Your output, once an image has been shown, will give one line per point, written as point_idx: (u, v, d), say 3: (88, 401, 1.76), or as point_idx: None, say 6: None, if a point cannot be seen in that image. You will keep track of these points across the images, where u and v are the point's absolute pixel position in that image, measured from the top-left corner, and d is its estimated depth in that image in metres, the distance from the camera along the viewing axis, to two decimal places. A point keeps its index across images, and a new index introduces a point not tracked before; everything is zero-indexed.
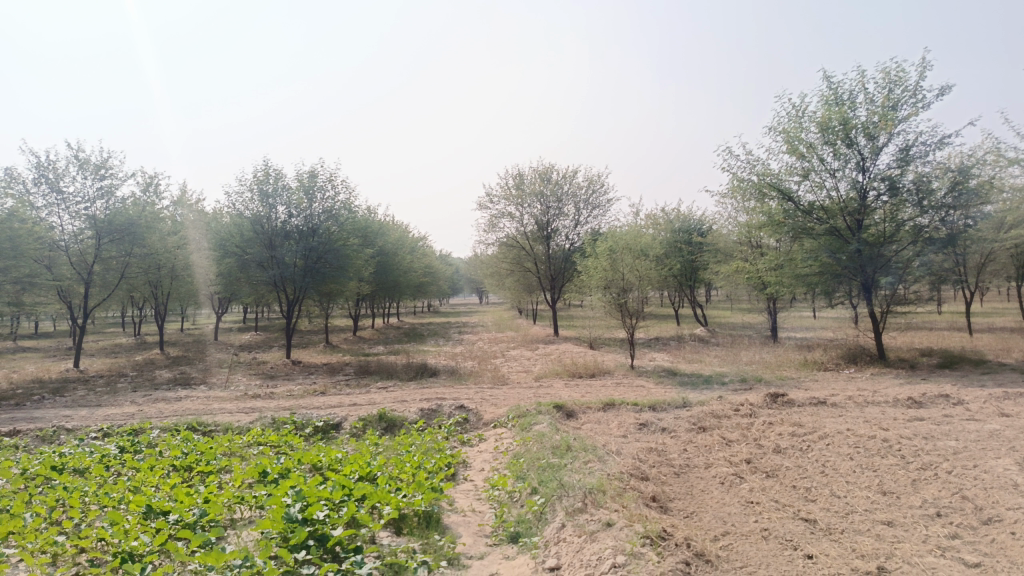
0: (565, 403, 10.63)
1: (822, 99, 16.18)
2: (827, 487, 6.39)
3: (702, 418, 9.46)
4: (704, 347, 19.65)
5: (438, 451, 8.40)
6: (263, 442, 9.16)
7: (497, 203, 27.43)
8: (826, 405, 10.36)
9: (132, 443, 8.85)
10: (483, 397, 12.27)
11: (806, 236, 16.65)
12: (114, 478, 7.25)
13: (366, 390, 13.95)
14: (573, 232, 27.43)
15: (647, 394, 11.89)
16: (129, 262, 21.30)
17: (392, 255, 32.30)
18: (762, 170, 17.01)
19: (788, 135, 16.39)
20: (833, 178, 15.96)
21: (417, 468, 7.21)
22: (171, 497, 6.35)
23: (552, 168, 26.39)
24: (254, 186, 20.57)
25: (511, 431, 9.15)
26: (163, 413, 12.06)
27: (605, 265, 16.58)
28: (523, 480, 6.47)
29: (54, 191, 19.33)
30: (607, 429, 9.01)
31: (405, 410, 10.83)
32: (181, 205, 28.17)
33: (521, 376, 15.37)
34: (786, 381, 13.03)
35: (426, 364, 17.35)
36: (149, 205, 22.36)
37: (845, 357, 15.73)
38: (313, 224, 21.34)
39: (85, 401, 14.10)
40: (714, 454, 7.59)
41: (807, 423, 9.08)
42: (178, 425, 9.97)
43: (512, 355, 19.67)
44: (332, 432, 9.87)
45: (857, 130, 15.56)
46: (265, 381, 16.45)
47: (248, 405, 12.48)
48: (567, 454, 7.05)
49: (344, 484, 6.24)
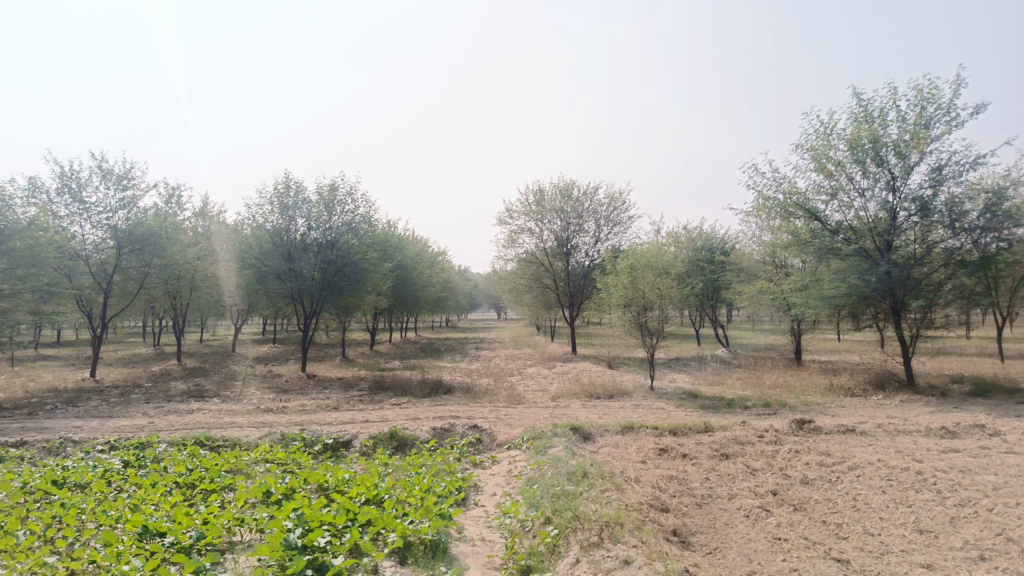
0: (582, 425, 10.30)
1: (852, 116, 15.80)
2: (860, 524, 6.00)
3: (725, 444, 9.08)
4: (726, 369, 19.21)
5: (449, 473, 8.10)
6: (270, 460, 8.93)
7: (517, 218, 27.23)
8: (855, 433, 9.93)
9: (137, 457, 8.64)
10: (498, 416, 11.96)
11: (833, 256, 16.21)
12: (114, 494, 7.03)
13: (380, 406, 13.70)
14: (593, 249, 27.10)
15: (667, 417, 11.51)
16: (148, 272, 21.32)
17: (411, 269, 32.18)
18: (788, 189, 16.64)
19: (816, 153, 16.02)
20: (862, 197, 15.55)
21: (426, 492, 6.92)
22: (169, 518, 6.12)
23: (573, 184, 26.15)
24: (274, 199, 20.56)
25: (526, 454, 8.84)
26: (173, 426, 11.89)
27: (625, 283, 16.25)
28: (535, 509, 6.14)
29: (76, 201, 19.42)
30: (625, 454, 8.67)
31: (417, 429, 10.56)
32: (203, 217, 28.29)
33: (537, 395, 15.04)
34: (811, 407, 12.59)
35: (441, 381, 17.07)
36: (170, 216, 22.42)
37: (873, 382, 15.22)
38: (332, 237, 21.25)
39: (97, 411, 13.99)
40: (738, 484, 7.23)
41: (836, 453, 8.67)
42: (186, 439, 9.77)
43: (529, 373, 19.35)
44: (341, 450, 9.61)
45: (888, 149, 15.17)
46: (279, 395, 16.27)
47: (260, 420, 12.28)
48: (583, 481, 6.72)
49: (348, 508, 5.98)
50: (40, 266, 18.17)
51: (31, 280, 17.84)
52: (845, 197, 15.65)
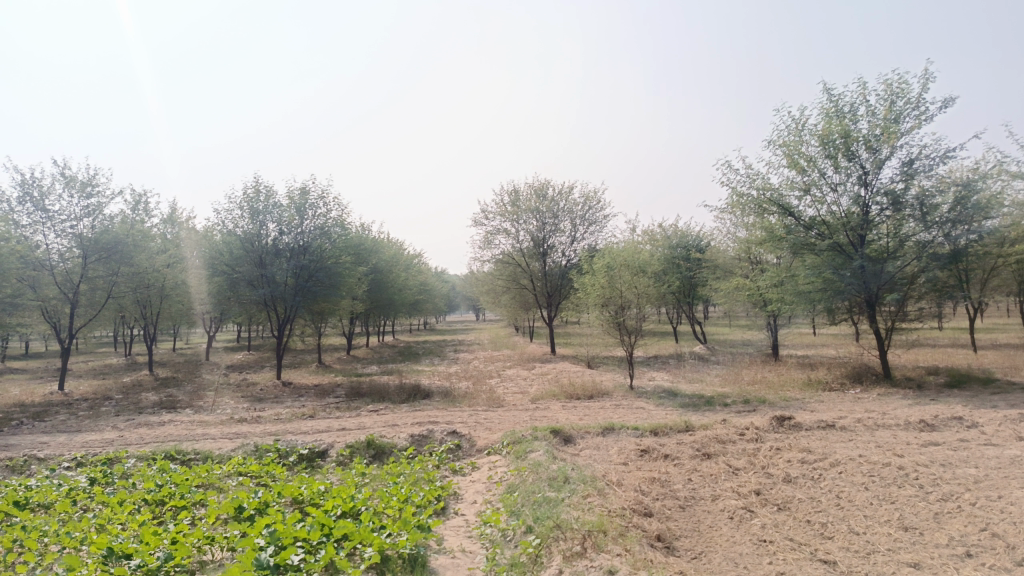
0: (562, 427, 10.18)
1: (823, 112, 15.87)
2: (844, 523, 5.94)
3: (706, 443, 9.01)
4: (704, 366, 19.22)
5: (428, 482, 7.93)
6: (244, 473, 8.69)
7: (492, 219, 27.09)
8: (835, 429, 9.92)
9: (104, 473, 8.35)
10: (477, 421, 11.80)
11: (808, 252, 16.28)
12: (79, 514, 6.75)
13: (357, 413, 13.46)
14: (569, 248, 27.03)
15: (648, 417, 11.43)
16: (116, 281, 20.83)
17: (386, 272, 31.88)
18: (762, 185, 16.67)
19: (788, 148, 16.06)
20: (835, 192, 15.62)
21: (404, 503, 6.75)
22: (136, 538, 5.89)
23: (548, 183, 26.06)
24: (244, 204, 20.20)
25: (505, 459, 8.69)
26: (143, 439, 11.57)
27: (602, 282, 16.18)
28: (516, 517, 6.00)
29: (39, 210, 18.92)
30: (606, 456, 8.56)
31: (395, 436, 10.36)
32: (172, 224, 27.76)
33: (516, 397, 14.89)
34: (790, 403, 12.61)
35: (419, 386, 16.86)
36: (137, 224, 21.96)
37: (850, 376, 15.30)
38: (304, 242, 20.94)
39: (64, 426, 13.59)
40: (720, 485, 7.14)
41: (817, 449, 8.63)
42: (156, 453, 9.48)
43: (508, 375, 19.20)
44: (317, 461, 9.39)
45: (859, 144, 15.26)
46: (254, 404, 15.96)
47: (233, 431, 11.99)
48: (564, 487, 6.59)
49: (324, 523, 5.79)
50: None
51: None
52: (818, 192, 15.72)
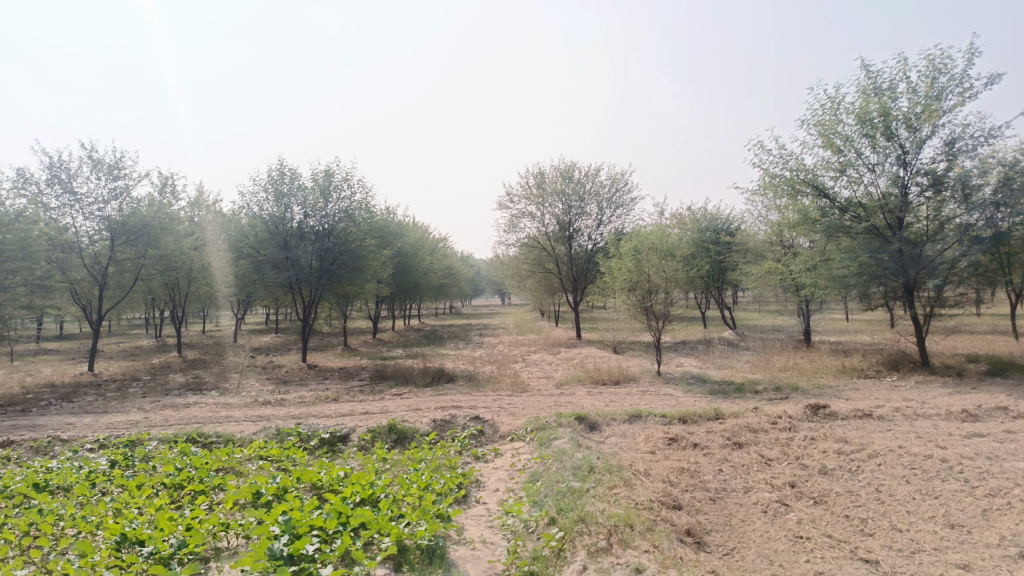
0: (587, 414, 9.94)
1: (861, 89, 15.30)
2: (886, 519, 5.62)
3: (737, 432, 8.71)
4: (733, 351, 18.84)
5: (449, 469, 7.72)
6: (264, 457, 8.58)
7: (518, 202, 26.78)
8: (872, 418, 9.54)
9: (125, 456, 8.28)
10: (501, 406, 11.61)
11: (844, 235, 15.75)
12: (97, 498, 6.67)
13: (380, 397, 13.35)
14: (595, 232, 26.64)
15: (676, 404, 11.14)
16: (144, 264, 20.95)
17: (411, 255, 31.79)
18: (795, 166, 16.16)
19: (824, 127, 15.52)
20: (872, 172, 15.07)
21: (425, 491, 6.56)
22: (151, 523, 5.78)
23: (574, 166, 25.65)
24: (269, 186, 20.14)
25: (529, 446, 8.47)
26: (167, 421, 11.58)
27: (629, 266, 15.85)
28: (539, 507, 5.76)
29: (67, 192, 19.04)
30: (633, 444, 8.32)
31: (417, 421, 10.20)
32: (199, 206, 27.89)
33: (541, 382, 14.67)
34: (824, 391, 12.21)
35: (443, 369, 16.72)
36: (165, 207, 22.05)
37: (886, 364, 14.81)
38: (328, 225, 20.84)
39: (92, 407, 13.67)
40: (753, 476, 6.86)
41: (854, 439, 8.28)
42: (178, 436, 9.42)
43: (533, 360, 18.98)
44: (338, 445, 9.25)
45: (898, 122, 14.68)
46: (278, 387, 15.95)
47: (256, 414, 11.94)
48: (589, 477, 6.34)
49: (341, 511, 5.63)
50: (30, 260, 17.79)
51: (20, 274, 17.46)
52: (855, 172, 15.18)
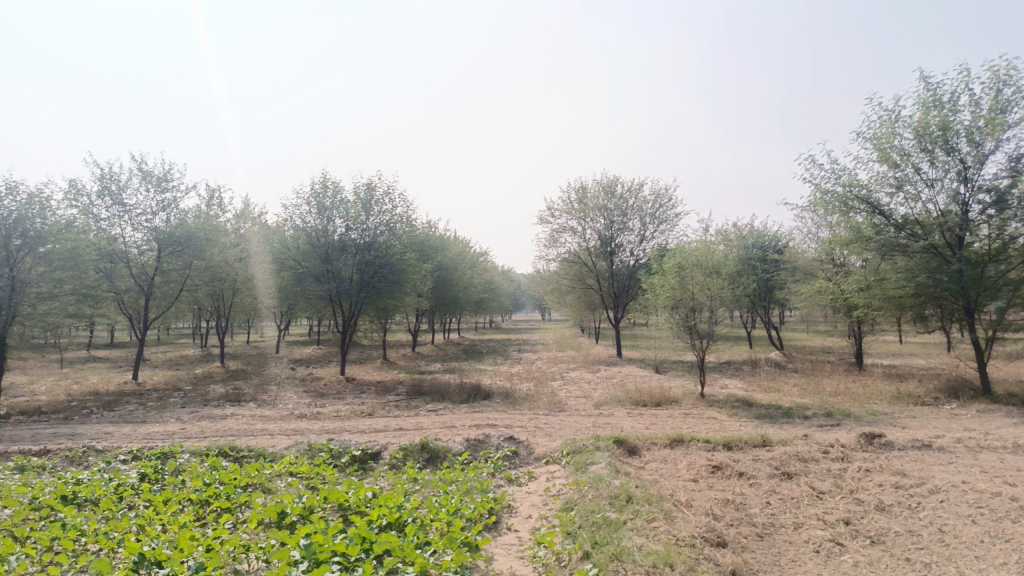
0: (626, 437, 9.58)
1: (920, 101, 14.68)
2: (952, 564, 5.14)
3: (786, 461, 8.24)
4: (781, 373, 18.20)
5: (481, 493, 7.43)
6: (294, 473, 8.42)
7: (559, 217, 26.52)
8: (931, 449, 8.96)
9: (155, 469, 8.20)
10: (537, 425, 11.30)
11: (899, 253, 15.07)
12: (122, 513, 6.56)
13: (415, 412, 13.17)
14: (638, 248, 26.20)
15: (720, 428, 10.68)
16: (189, 274, 21.26)
17: (451, 269, 31.74)
18: (848, 181, 15.58)
19: (880, 141, 14.92)
20: (930, 188, 14.40)
21: (453, 515, 6.29)
22: (171, 543, 5.62)
23: (617, 181, 25.30)
24: (312, 199, 20.28)
25: (565, 470, 8.15)
26: (203, 432, 11.56)
27: (673, 283, 15.43)
28: (572, 539, 5.43)
29: (117, 204, 19.44)
30: (675, 471, 7.94)
31: (451, 439, 9.95)
32: (244, 218, 28.30)
33: (579, 401, 14.31)
34: (878, 418, 11.61)
35: (479, 386, 16.48)
36: (210, 219, 22.38)
37: (945, 390, 14.06)
38: (369, 238, 20.85)
39: (131, 417, 13.77)
40: (804, 510, 6.42)
41: (913, 473, 7.75)
42: (210, 449, 9.33)
43: (572, 377, 18.63)
44: (370, 463, 9.04)
45: (959, 136, 14.03)
46: (315, 399, 15.92)
47: (291, 427, 11.85)
48: (627, 507, 5.98)
49: (364, 536, 5.39)
50: (79, 269, 18.14)
51: (69, 283, 17.79)
52: (912, 188, 14.53)
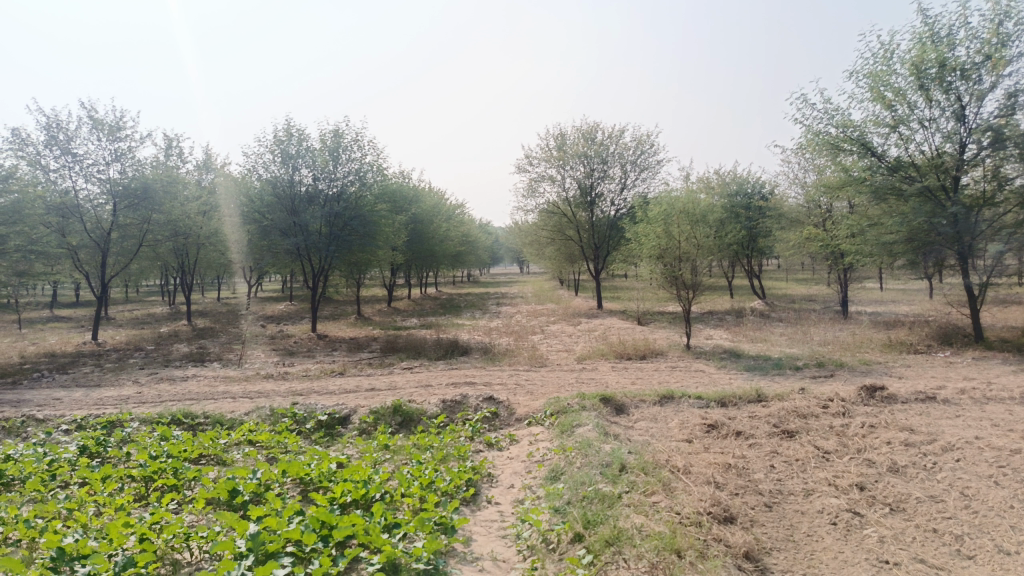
0: (613, 394, 8.96)
1: (917, 36, 13.90)
2: (987, 537, 4.57)
3: (785, 418, 7.68)
4: (766, 323, 17.76)
5: (458, 461, 6.76)
6: (253, 442, 7.70)
7: (537, 165, 25.57)
8: (936, 402, 8.44)
9: (98, 441, 7.41)
10: (517, 383, 10.66)
11: (892, 197, 14.46)
12: (53, 495, 5.78)
13: (389, 371, 12.47)
14: (618, 197, 25.42)
15: (711, 382, 10.11)
16: (148, 229, 20.14)
17: (427, 222, 30.78)
18: (842, 122, 14.84)
19: (874, 80, 14.16)
20: (925, 129, 13.75)
21: (427, 490, 5.62)
22: (102, 533, 4.87)
23: (597, 126, 24.29)
24: (275, 147, 19.13)
25: (549, 433, 7.51)
26: (159, 396, 10.77)
27: (658, 232, 14.73)
28: (560, 517, 4.76)
29: (65, 153, 18.18)
30: (667, 432, 7.36)
31: (425, 401, 9.24)
32: (207, 169, 26.99)
33: (561, 355, 13.69)
34: (872, 368, 11.14)
35: (456, 341, 15.79)
36: (169, 170, 21.14)
37: (937, 338, 13.63)
38: (338, 188, 19.85)
39: (85, 380, 12.90)
40: (812, 474, 5.85)
41: (922, 429, 7.23)
42: (162, 416, 8.53)
43: (552, 331, 18.02)
44: (337, 428, 8.34)
45: (956, 73, 13.32)
46: (283, 359, 15.15)
47: (255, 389, 11.08)
48: (621, 478, 5.34)
49: (323, 521, 4.70)
50: (25, 223, 17.00)
51: (14, 238, 16.67)
52: (907, 128, 13.85)
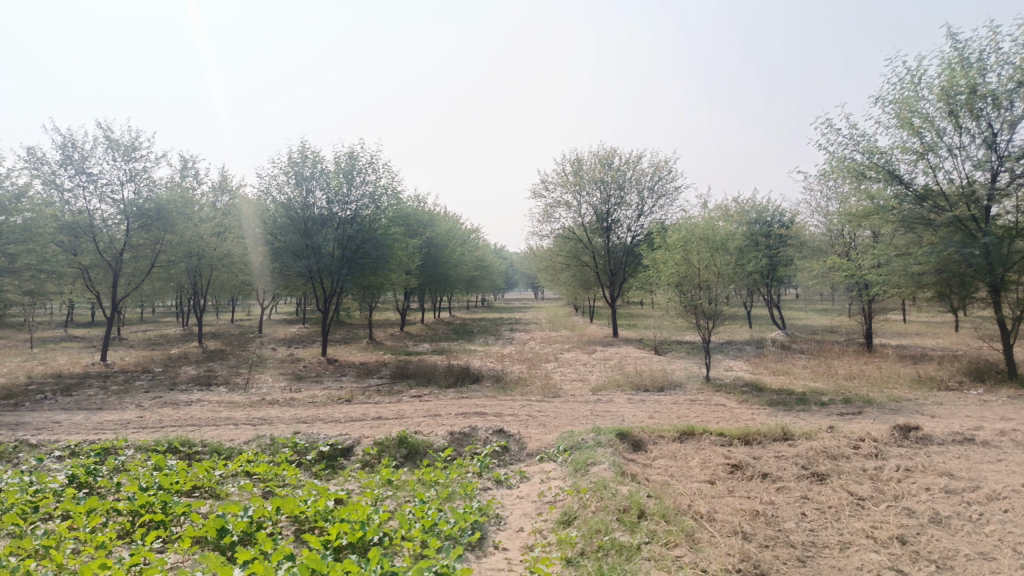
0: (630, 429, 8.52)
1: (946, 61, 13.53)
2: None
3: (813, 459, 7.21)
4: (787, 354, 17.24)
5: (463, 500, 6.34)
6: (250, 474, 7.34)
7: (553, 190, 25.32)
8: (974, 444, 7.92)
9: (88, 469, 7.06)
10: (529, 414, 10.24)
11: (920, 226, 14.00)
12: (30, 530, 5.41)
13: (398, 399, 12.08)
14: (635, 223, 25.07)
15: (732, 418, 9.64)
16: (161, 249, 20.00)
17: (441, 246, 30.56)
18: (868, 149, 14.46)
19: (902, 106, 13.79)
20: (954, 156, 13.32)
21: (428, 534, 5.22)
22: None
23: (614, 152, 24.04)
24: (290, 169, 19.01)
25: (562, 470, 7.08)
26: (161, 422, 10.45)
27: (676, 259, 14.35)
28: (573, 570, 4.33)
29: (80, 173, 18.14)
30: (687, 472, 6.92)
31: (433, 432, 8.83)
32: (222, 191, 26.95)
33: (575, 385, 13.25)
34: (903, 405, 10.61)
35: (468, 368, 15.41)
36: (183, 191, 21.07)
37: (969, 374, 13.06)
38: (352, 211, 19.64)
39: (87, 403, 12.61)
40: (848, 525, 5.38)
41: (962, 474, 6.74)
42: (158, 444, 8.18)
43: (567, 359, 17.60)
44: (339, 460, 7.96)
45: (987, 100, 12.92)
46: (291, 383, 14.82)
47: (259, 416, 10.72)
48: (640, 527, 4.90)
49: (314, 567, 4.31)
50: (37, 242, 16.90)
51: (25, 256, 16.56)
52: (935, 156, 13.44)
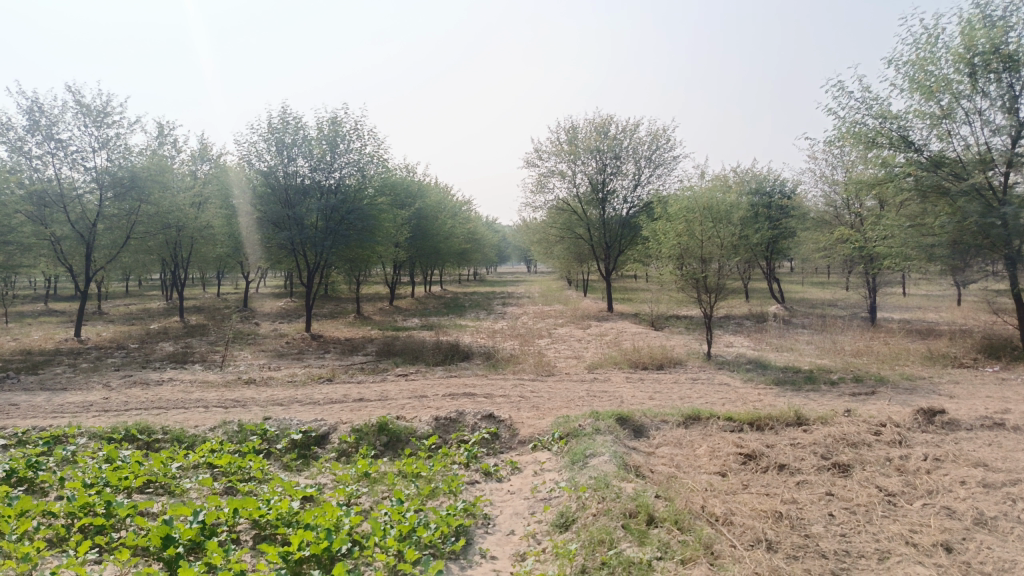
0: (632, 413, 7.84)
1: (965, 19, 12.72)
2: None
3: (833, 448, 6.57)
4: (790, 330, 16.62)
5: (448, 498, 5.66)
6: (213, 466, 6.63)
7: (546, 159, 24.46)
8: (1005, 430, 7.29)
9: (30, 462, 6.30)
10: (522, 395, 9.57)
11: (934, 195, 13.28)
12: None
13: (383, 378, 11.39)
14: (632, 194, 24.27)
15: (739, 399, 9.00)
16: (136, 220, 19.10)
17: (432, 218, 29.70)
18: (881, 113, 13.71)
19: (917, 67, 13.01)
20: (972, 122, 12.59)
21: (405, 542, 4.52)
22: None
23: (610, 120, 23.15)
24: (270, 135, 18.08)
25: (558, 462, 6.41)
26: (127, 404, 9.71)
27: (678, 230, 13.67)
28: None
29: (49, 139, 17.18)
30: (695, 462, 6.28)
31: (418, 416, 8.13)
32: (203, 160, 25.90)
33: (570, 363, 12.60)
34: (919, 384, 10.01)
35: (457, 344, 14.72)
36: (160, 160, 20.11)
37: (983, 350, 12.44)
38: (335, 180, 18.75)
39: (52, 383, 11.86)
40: (884, 529, 4.72)
41: (1000, 465, 6.10)
42: (115, 431, 7.45)
43: (561, 335, 16.94)
44: (313, 449, 7.27)
45: (1008, 61, 12.14)
46: (272, 361, 14.11)
47: (233, 397, 10.01)
48: (650, 537, 4.24)
49: None
50: None
51: None
52: (951, 121, 12.69)
